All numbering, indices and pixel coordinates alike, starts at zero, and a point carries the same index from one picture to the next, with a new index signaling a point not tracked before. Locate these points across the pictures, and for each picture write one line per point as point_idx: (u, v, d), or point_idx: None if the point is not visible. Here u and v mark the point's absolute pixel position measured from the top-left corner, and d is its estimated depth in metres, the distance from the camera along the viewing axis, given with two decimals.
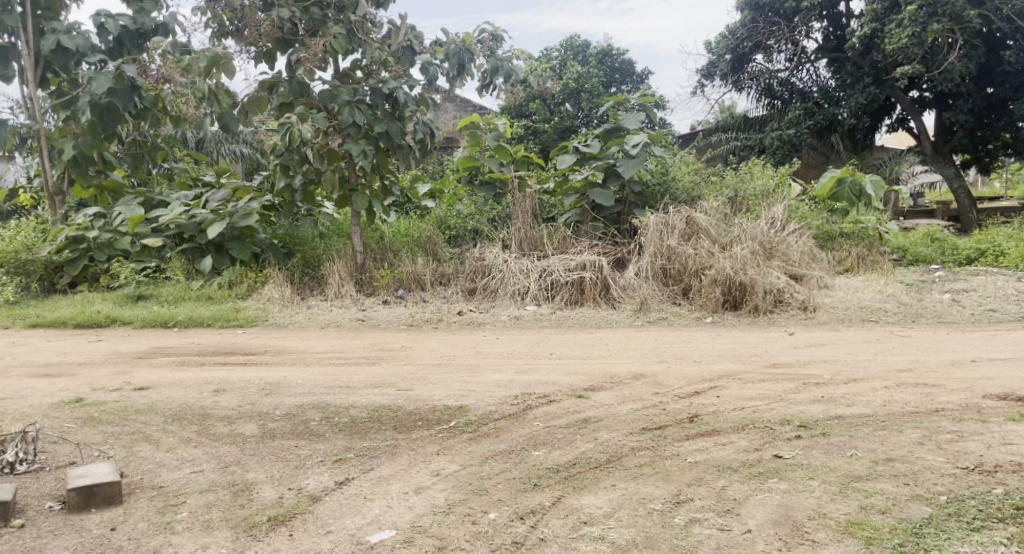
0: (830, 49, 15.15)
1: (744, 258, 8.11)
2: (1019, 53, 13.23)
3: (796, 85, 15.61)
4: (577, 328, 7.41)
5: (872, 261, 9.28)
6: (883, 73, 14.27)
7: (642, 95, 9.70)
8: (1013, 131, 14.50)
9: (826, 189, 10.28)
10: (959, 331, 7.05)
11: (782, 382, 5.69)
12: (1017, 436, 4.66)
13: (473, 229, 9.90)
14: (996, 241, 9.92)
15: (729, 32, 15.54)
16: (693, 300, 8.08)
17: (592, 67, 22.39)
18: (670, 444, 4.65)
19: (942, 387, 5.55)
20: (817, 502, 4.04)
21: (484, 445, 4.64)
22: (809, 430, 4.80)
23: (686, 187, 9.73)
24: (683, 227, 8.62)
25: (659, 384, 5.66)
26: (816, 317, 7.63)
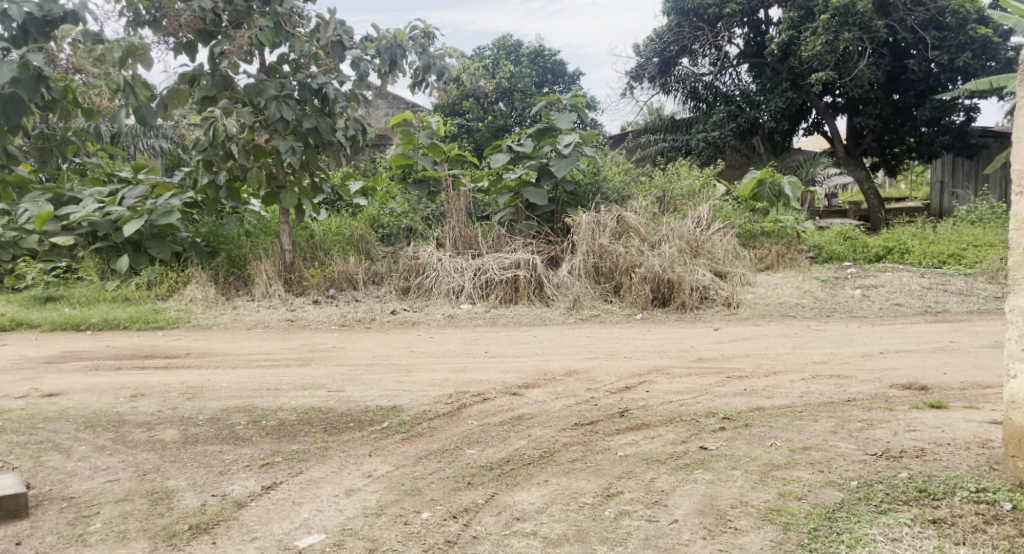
0: (751, 55, 15.53)
1: (672, 256, 8.40)
2: (922, 62, 13.98)
3: (720, 89, 16.02)
4: (511, 327, 7.53)
5: (790, 259, 9.72)
6: (800, 78, 14.75)
7: (573, 96, 9.80)
8: (917, 136, 15.17)
9: (748, 189, 10.63)
10: (869, 324, 7.41)
11: (708, 376, 5.93)
12: (920, 423, 4.96)
13: (408, 228, 9.88)
14: (902, 239, 10.43)
15: (656, 36, 15.82)
16: (624, 297, 8.29)
17: (524, 66, 22.60)
18: (600, 438, 4.82)
19: (854, 378, 5.86)
20: (739, 491, 4.25)
21: (418, 445, 4.74)
22: (732, 422, 5.03)
23: (617, 187, 9.92)
24: (614, 226, 8.86)
25: (591, 380, 5.84)
26: (739, 312, 7.92)
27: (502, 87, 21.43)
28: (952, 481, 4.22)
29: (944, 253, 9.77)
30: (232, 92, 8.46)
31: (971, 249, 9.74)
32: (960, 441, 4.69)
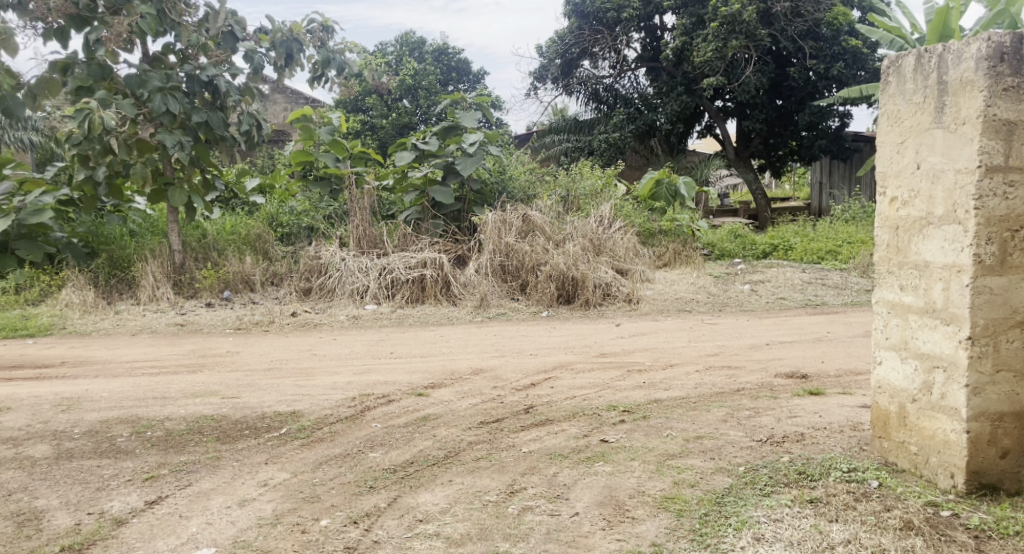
0: (649, 59, 15.93)
1: (576, 255, 8.65)
2: (802, 71, 14.74)
3: (620, 92, 16.42)
4: (416, 327, 7.64)
5: (687, 257, 10.04)
6: (694, 83, 15.35)
7: (478, 95, 9.93)
8: (799, 140, 15.88)
9: (647, 189, 11.00)
10: (757, 318, 7.83)
11: (609, 371, 6.17)
12: (801, 409, 5.32)
13: (308, 227, 9.75)
14: (786, 237, 11.01)
15: (558, 38, 16.08)
16: (530, 295, 8.47)
17: (428, 63, 22.64)
18: (506, 436, 4.92)
19: (743, 368, 6.23)
20: (637, 481, 4.31)
21: (318, 450, 4.71)
22: (631, 414, 5.25)
23: (522, 186, 10.12)
24: (520, 225, 9.07)
25: (497, 377, 6.00)
26: (639, 308, 8.23)
27: (406, 83, 21.46)
28: (826, 463, 4.31)
29: (822, 249, 10.37)
30: (112, 83, 8.21)
31: (846, 245, 10.37)
32: (835, 424, 5.03)
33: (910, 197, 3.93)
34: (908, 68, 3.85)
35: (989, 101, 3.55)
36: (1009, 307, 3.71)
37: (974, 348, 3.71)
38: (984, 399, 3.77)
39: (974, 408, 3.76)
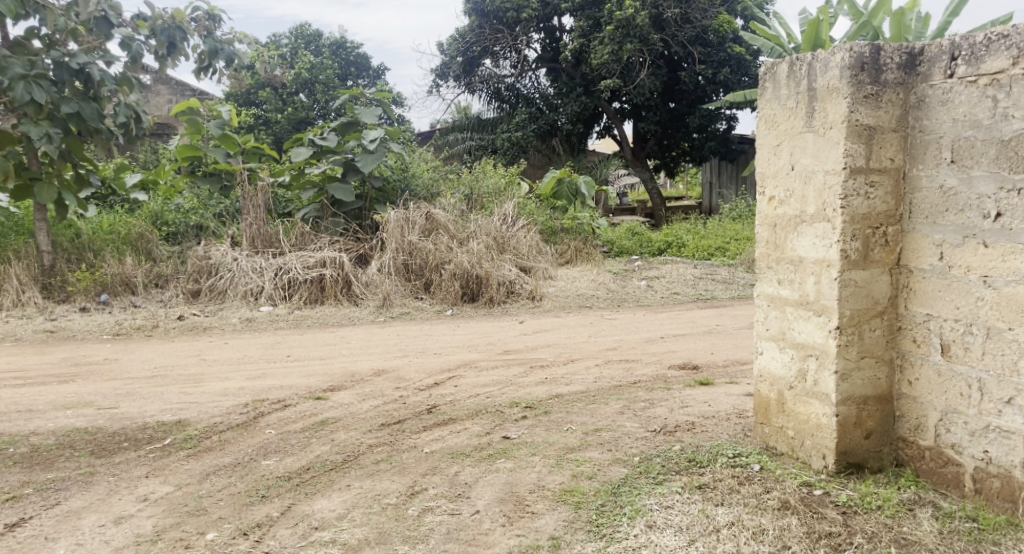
0: (548, 59, 16.19)
1: (480, 253, 8.77)
2: (692, 75, 15.31)
3: (521, 91, 16.66)
4: (314, 328, 7.60)
5: (587, 254, 10.32)
6: (592, 85, 15.80)
7: (378, 91, 9.93)
8: (690, 142, 16.56)
9: (549, 188, 11.16)
10: (652, 312, 8.10)
11: (512, 368, 6.28)
12: (692, 400, 5.51)
13: (196, 226, 9.54)
14: (680, 234, 11.42)
15: (459, 36, 16.23)
16: (434, 294, 8.53)
17: (326, 58, 22.02)
18: (407, 437, 4.77)
19: (639, 361, 6.47)
20: (537, 476, 4.18)
21: (206, 461, 4.49)
22: (533, 411, 5.23)
23: (425, 183, 10.17)
24: (423, 223, 9.09)
25: (399, 378, 6.00)
26: (542, 305, 8.43)
27: (301, 78, 20.77)
28: (714, 450, 4.26)
29: (712, 246, 10.80)
30: None
31: (735, 242, 10.85)
32: (722, 413, 5.22)
33: (786, 196, 3.92)
34: (783, 75, 3.88)
35: (853, 107, 3.55)
36: (872, 297, 3.69)
37: (841, 334, 3.68)
38: (851, 384, 3.74)
39: (842, 392, 3.72)
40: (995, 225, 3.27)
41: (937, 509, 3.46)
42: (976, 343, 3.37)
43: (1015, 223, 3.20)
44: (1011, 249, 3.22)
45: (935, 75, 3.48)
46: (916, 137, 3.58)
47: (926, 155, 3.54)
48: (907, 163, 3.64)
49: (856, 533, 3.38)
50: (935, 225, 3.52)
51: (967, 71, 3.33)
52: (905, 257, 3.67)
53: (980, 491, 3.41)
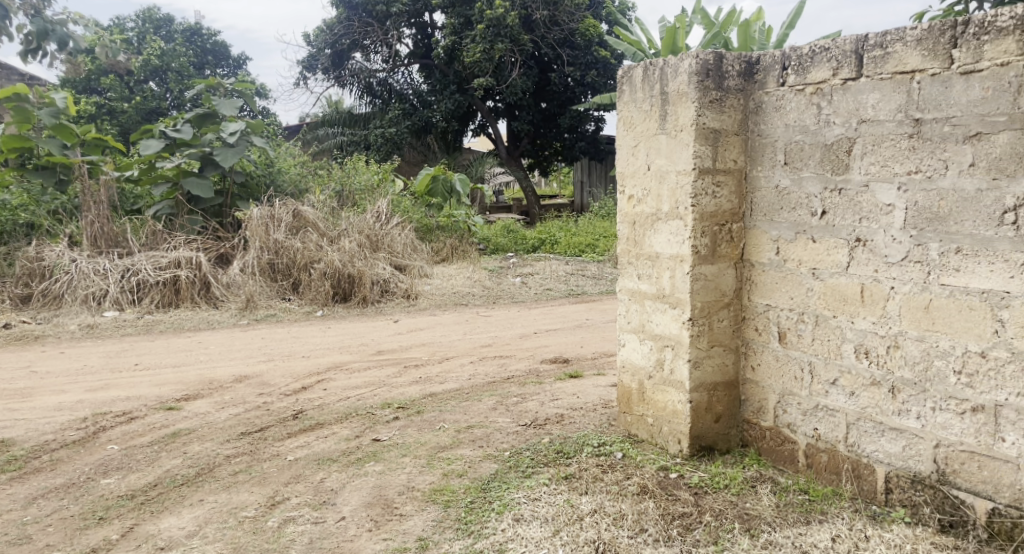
0: (421, 55, 16.28)
1: (352, 251, 8.67)
2: (562, 76, 15.74)
3: (394, 86, 16.65)
4: (168, 334, 7.34)
5: (462, 252, 10.42)
6: (465, 82, 15.77)
7: (238, 81, 9.66)
8: (563, 141, 16.98)
9: (424, 185, 11.09)
10: (526, 308, 8.30)
11: (385, 369, 6.27)
12: (563, 392, 5.58)
13: (28, 224, 9.01)
14: (552, 231, 11.72)
15: (326, 28, 16.02)
16: (303, 294, 8.39)
17: (179, 44, 19.88)
18: (269, 445, 4.62)
19: (513, 357, 6.61)
20: (407, 477, 4.11)
21: (34, 483, 4.21)
22: (406, 411, 5.17)
23: (292, 179, 10.06)
24: (290, 221, 8.88)
25: (264, 384, 5.85)
26: (416, 303, 8.50)
27: (150, 64, 18.76)
28: (581, 440, 4.37)
29: (584, 243, 11.14)
30: None
31: (604, 240, 11.21)
32: (590, 404, 5.23)
33: (643, 195, 4.11)
34: (639, 79, 4.06)
35: (699, 112, 3.75)
36: (719, 290, 3.92)
37: (693, 325, 3.89)
38: (703, 372, 3.95)
39: (695, 379, 3.94)
40: (821, 221, 3.56)
41: (775, 485, 3.71)
42: (807, 331, 3.66)
43: (838, 220, 3.50)
44: (835, 244, 3.52)
45: (770, 83, 3.75)
46: (755, 140, 3.83)
47: (763, 157, 3.81)
48: (749, 165, 3.89)
49: (704, 513, 3.51)
50: (772, 222, 3.79)
51: (797, 80, 3.61)
52: (747, 252, 3.93)
53: (811, 466, 3.71)
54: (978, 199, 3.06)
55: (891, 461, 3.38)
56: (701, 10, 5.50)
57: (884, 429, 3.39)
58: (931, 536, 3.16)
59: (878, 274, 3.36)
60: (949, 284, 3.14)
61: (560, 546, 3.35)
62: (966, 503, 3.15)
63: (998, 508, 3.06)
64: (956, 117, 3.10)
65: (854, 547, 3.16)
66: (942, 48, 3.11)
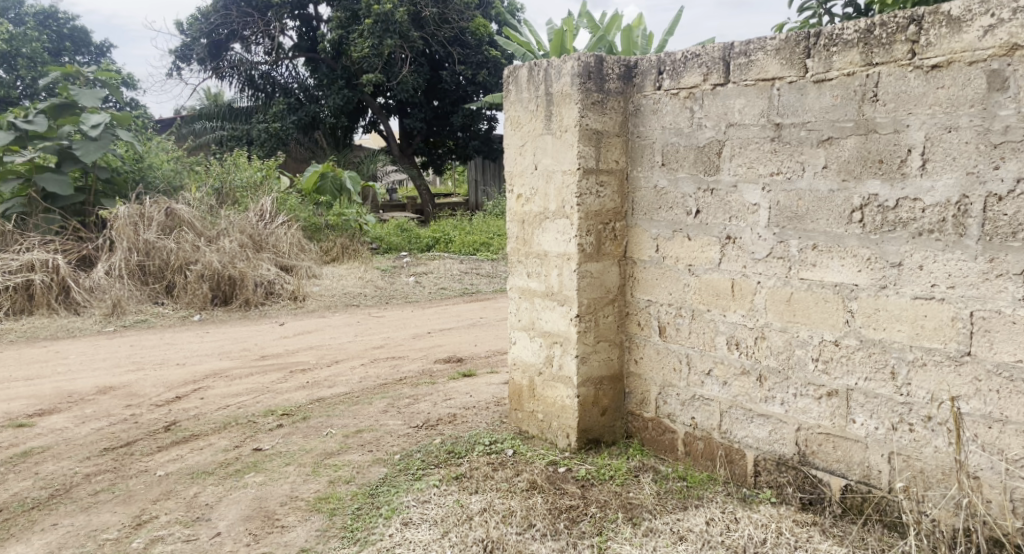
0: (306, 49, 15.92)
1: (232, 252, 8.44)
2: (454, 75, 15.81)
3: (278, 80, 16.15)
4: (25, 343, 6.99)
5: (353, 252, 10.32)
6: (355, 78, 15.63)
7: (100, 70, 9.11)
8: (456, 139, 17.06)
9: (312, 182, 10.96)
10: (419, 308, 8.31)
11: (269, 374, 6.15)
12: (456, 392, 5.62)
13: None
14: (447, 230, 11.77)
15: (202, 16, 15.30)
16: (177, 298, 8.11)
17: (30, 28, 18.42)
18: (136, 461, 4.48)
19: (406, 358, 6.61)
20: (290, 487, 4.07)
21: None
22: (290, 417, 5.11)
23: (165, 175, 9.53)
24: (162, 219, 8.51)
25: (133, 394, 5.66)
26: (304, 305, 8.38)
27: None
28: (472, 439, 4.42)
29: (479, 241, 11.23)
30: None
31: (498, 239, 11.32)
32: (483, 402, 5.30)
33: (531, 194, 4.19)
34: (524, 79, 4.14)
35: (582, 112, 3.86)
36: (604, 287, 4.05)
37: (580, 321, 4.00)
38: (589, 366, 4.07)
39: (582, 374, 4.05)
40: (696, 220, 3.73)
41: (657, 473, 3.87)
42: (684, 324, 3.82)
43: (710, 219, 3.67)
44: (708, 242, 3.69)
45: (647, 86, 3.90)
46: (635, 141, 3.98)
47: (643, 158, 3.95)
48: (630, 165, 4.03)
49: (590, 505, 3.62)
50: (651, 221, 3.94)
51: (671, 84, 3.78)
52: (630, 250, 4.07)
53: (689, 453, 3.88)
54: (831, 199, 3.28)
55: (759, 445, 3.59)
56: (587, 14, 5.64)
57: (753, 415, 3.59)
58: (793, 514, 3.38)
59: (747, 270, 3.56)
60: (807, 278, 3.36)
61: (448, 548, 3.37)
62: (823, 481, 3.39)
63: (850, 485, 3.31)
64: (811, 123, 3.30)
65: (726, 528, 3.33)
66: (798, 57, 3.31)
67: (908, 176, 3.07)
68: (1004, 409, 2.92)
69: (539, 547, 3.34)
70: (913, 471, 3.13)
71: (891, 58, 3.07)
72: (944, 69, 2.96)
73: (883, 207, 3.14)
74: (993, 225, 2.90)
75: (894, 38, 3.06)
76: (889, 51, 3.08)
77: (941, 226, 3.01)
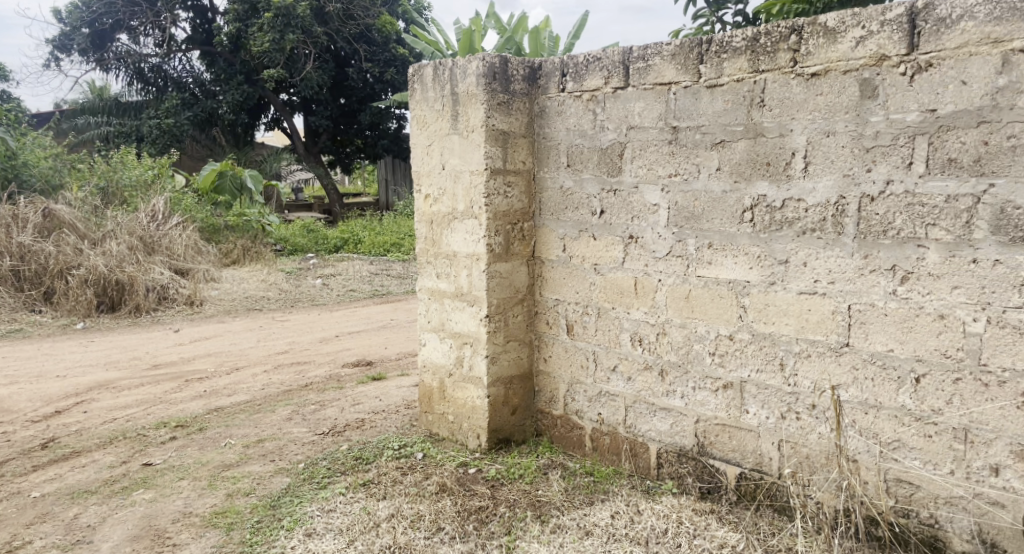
0: (201, 42, 15.22)
1: (120, 255, 8.08)
2: (361, 72, 15.68)
3: (170, 74, 15.49)
4: None
5: (255, 254, 10.10)
6: (254, 73, 15.12)
7: None
8: (364, 137, 16.94)
9: (209, 181, 10.69)
10: (326, 311, 8.22)
11: (161, 384, 5.97)
12: (364, 396, 5.59)
13: None
14: (356, 231, 11.70)
15: (82, 4, 14.35)
16: (57, 306, 7.75)
17: None
18: (10, 482, 4.28)
19: (312, 363, 6.53)
20: (184, 502, 3.96)
21: None
22: (185, 429, 4.97)
23: (42, 173, 8.98)
24: (40, 222, 8.09)
25: (9, 410, 5.43)
26: (202, 310, 8.15)
27: None
28: (381, 444, 4.41)
29: (389, 242, 11.18)
30: None
31: (409, 240, 11.32)
32: (393, 406, 5.29)
33: (439, 194, 4.20)
34: (429, 78, 4.15)
35: (489, 112, 3.91)
36: (513, 287, 4.10)
37: (489, 321, 4.04)
38: (499, 366, 4.12)
39: (492, 374, 4.09)
40: (601, 220, 3.82)
41: (564, 470, 3.95)
42: (591, 322, 3.91)
43: (614, 219, 3.77)
44: (612, 242, 3.79)
45: (551, 88, 3.98)
46: (541, 142, 4.05)
47: (548, 159, 4.03)
48: (536, 166, 4.10)
49: (499, 505, 3.67)
50: (558, 221, 4.02)
51: (574, 87, 3.86)
52: (538, 250, 4.14)
53: (596, 449, 3.98)
54: (724, 200, 3.41)
55: (661, 438, 3.70)
56: (495, 14, 5.70)
57: (655, 409, 3.71)
58: (692, 503, 3.51)
59: (648, 268, 3.67)
60: (704, 275, 3.49)
61: None
62: (719, 470, 3.53)
63: (744, 473, 3.45)
64: (705, 126, 3.43)
65: (630, 521, 3.42)
66: (692, 63, 3.43)
67: (793, 178, 3.22)
68: (879, 396, 3.10)
69: (447, 550, 3.37)
70: (800, 457, 3.29)
71: (777, 66, 3.22)
72: (822, 77, 3.12)
73: (770, 208, 3.29)
74: (867, 224, 3.07)
75: (778, 47, 3.21)
76: (774, 59, 3.22)
77: (821, 226, 3.17)
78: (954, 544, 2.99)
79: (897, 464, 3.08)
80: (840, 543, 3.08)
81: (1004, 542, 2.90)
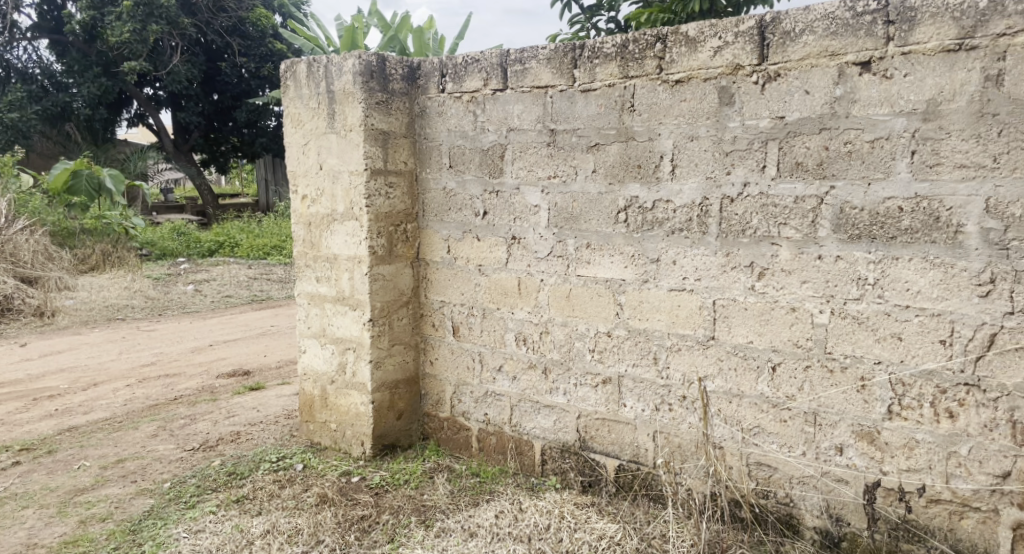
0: (49, 30, 14.41)
1: None
2: (234, 67, 15.27)
3: (14, 64, 14.42)
4: None
5: (116, 260, 9.71)
6: (112, 65, 14.53)
7: None
8: (240, 136, 16.58)
9: (61, 181, 9.91)
10: (199, 319, 7.98)
11: (7, 404, 5.68)
12: (238, 408, 5.47)
13: None
14: (231, 234, 11.46)
15: None
16: None
17: None
18: None
19: (182, 375, 6.32)
20: (29, 532, 3.76)
21: None
22: (32, 453, 4.74)
23: None
24: None
25: None
26: (54, 322, 7.74)
27: None
28: (257, 457, 4.33)
29: (268, 245, 10.95)
30: None
31: (288, 241, 11.17)
32: (271, 417, 5.21)
33: (317, 195, 4.17)
34: (302, 75, 4.11)
35: (367, 112, 3.90)
36: (398, 289, 4.11)
37: (374, 325, 4.04)
38: (384, 371, 4.12)
39: (376, 380, 4.08)
40: (483, 221, 3.88)
41: (451, 472, 3.98)
42: (476, 323, 3.96)
43: (497, 220, 3.83)
44: (495, 243, 3.85)
45: (431, 88, 4.01)
46: (422, 143, 4.07)
47: (430, 160, 4.06)
48: (418, 167, 4.12)
49: (382, 513, 3.67)
50: (441, 222, 4.05)
51: (454, 88, 3.90)
52: (422, 251, 4.17)
53: (482, 449, 4.04)
54: (600, 201, 3.52)
55: (545, 435, 3.79)
56: (377, 12, 5.68)
57: (539, 407, 3.79)
58: (573, 497, 3.61)
59: (530, 269, 3.74)
60: (583, 274, 3.59)
61: None
62: (599, 463, 3.64)
63: (623, 464, 3.57)
64: (580, 129, 3.53)
65: (513, 519, 3.48)
66: (567, 67, 3.53)
67: (661, 180, 3.36)
68: (741, 385, 3.27)
69: None
70: (672, 447, 3.44)
71: (644, 72, 3.35)
72: (685, 84, 3.26)
73: (642, 209, 3.42)
74: (728, 224, 3.23)
75: (644, 54, 3.34)
76: (641, 65, 3.35)
77: (688, 225, 3.31)
78: (806, 520, 3.19)
79: (757, 449, 3.26)
80: (708, 527, 3.22)
81: (848, 515, 3.11)
